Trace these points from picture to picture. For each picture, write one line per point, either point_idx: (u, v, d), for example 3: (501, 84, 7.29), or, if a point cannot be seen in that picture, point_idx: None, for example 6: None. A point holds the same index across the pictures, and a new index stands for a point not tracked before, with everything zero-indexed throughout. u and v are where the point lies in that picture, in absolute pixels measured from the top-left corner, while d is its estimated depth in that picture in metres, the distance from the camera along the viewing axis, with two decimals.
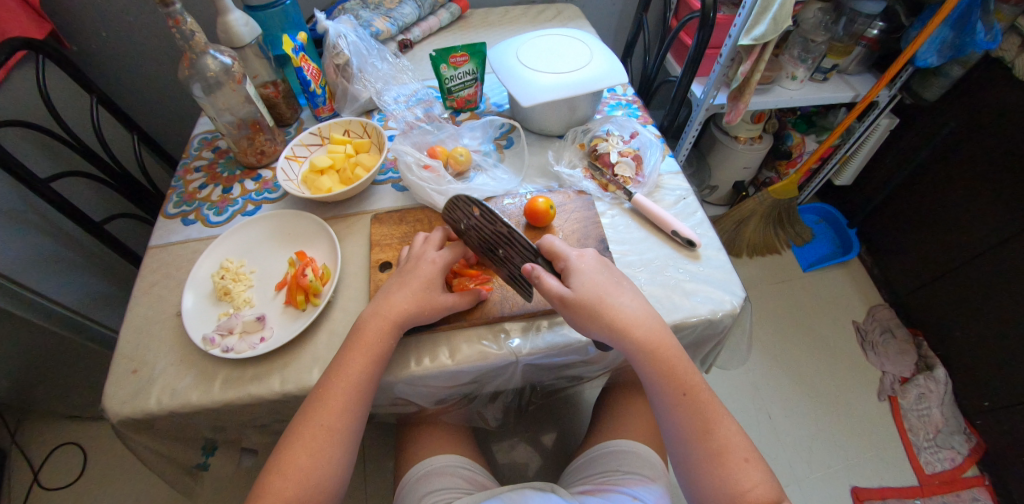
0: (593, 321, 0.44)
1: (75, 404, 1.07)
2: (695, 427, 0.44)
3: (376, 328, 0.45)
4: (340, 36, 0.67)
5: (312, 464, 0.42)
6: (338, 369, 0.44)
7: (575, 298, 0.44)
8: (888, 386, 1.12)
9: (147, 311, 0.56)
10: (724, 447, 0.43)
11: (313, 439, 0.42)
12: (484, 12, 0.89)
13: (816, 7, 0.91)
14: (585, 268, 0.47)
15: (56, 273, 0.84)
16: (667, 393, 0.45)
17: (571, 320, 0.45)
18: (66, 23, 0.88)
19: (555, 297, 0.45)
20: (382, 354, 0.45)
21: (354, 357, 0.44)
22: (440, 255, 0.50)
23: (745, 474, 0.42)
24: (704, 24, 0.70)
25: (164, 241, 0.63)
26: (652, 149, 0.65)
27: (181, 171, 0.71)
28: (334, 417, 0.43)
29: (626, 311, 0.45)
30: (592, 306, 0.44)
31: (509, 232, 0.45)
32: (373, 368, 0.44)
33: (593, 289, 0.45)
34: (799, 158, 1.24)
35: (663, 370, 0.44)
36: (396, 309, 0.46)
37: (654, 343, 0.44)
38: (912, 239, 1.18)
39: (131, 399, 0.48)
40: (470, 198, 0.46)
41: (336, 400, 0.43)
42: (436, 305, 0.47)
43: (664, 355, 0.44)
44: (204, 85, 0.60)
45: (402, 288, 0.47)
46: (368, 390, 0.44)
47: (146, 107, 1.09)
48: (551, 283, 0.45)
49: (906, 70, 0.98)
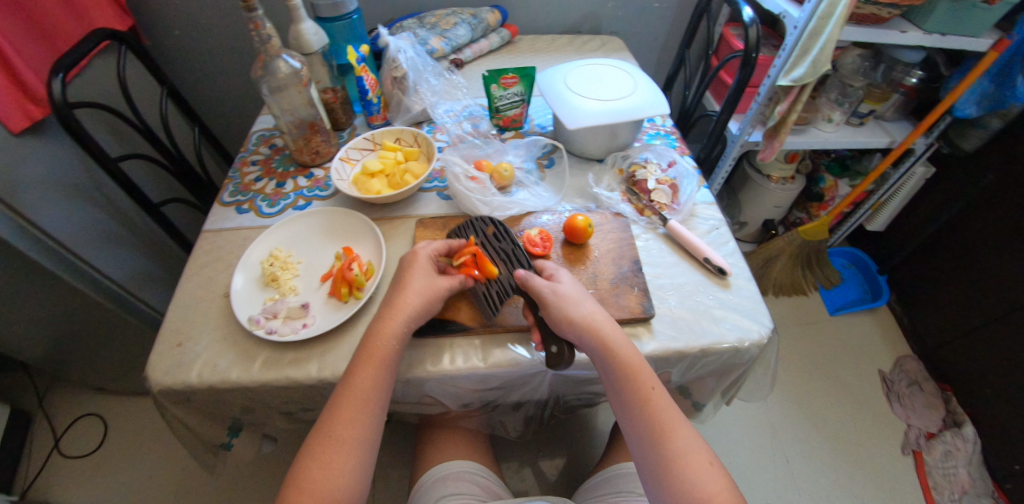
0: (575, 315, 0.46)
1: (105, 378, 1.11)
2: (655, 434, 0.44)
3: (382, 336, 0.46)
4: (399, 51, 0.72)
5: (322, 476, 0.42)
6: (347, 382, 0.45)
7: (562, 293, 0.48)
8: (912, 440, 1.09)
9: (196, 290, 0.60)
10: (688, 451, 0.43)
11: (324, 451, 0.43)
12: (532, 38, 0.93)
13: (856, 53, 0.93)
14: (568, 277, 0.51)
15: (111, 248, 0.90)
16: (635, 394, 0.45)
17: (549, 318, 0.48)
18: (145, 19, 0.95)
19: (542, 295, 0.48)
20: (387, 362, 0.46)
21: (364, 370, 0.45)
22: (429, 246, 0.54)
23: (709, 478, 0.42)
24: (746, 63, 0.72)
25: (217, 226, 0.67)
26: (688, 180, 0.67)
27: (239, 163, 0.76)
28: (343, 427, 0.44)
29: (599, 315, 0.47)
30: (572, 303, 0.47)
31: (514, 247, 0.55)
32: (380, 377, 0.45)
33: (576, 292, 0.49)
34: (831, 200, 1.23)
35: (630, 370, 0.45)
36: (401, 308, 0.47)
37: (623, 342, 0.46)
38: (946, 290, 1.15)
39: (174, 370, 0.52)
40: (492, 218, 0.58)
41: (348, 412, 0.44)
42: (437, 291, 0.50)
43: (632, 357, 0.46)
44: (272, 85, 0.65)
45: (402, 286, 0.49)
46: (377, 399, 0.45)
47: (207, 103, 1.16)
48: (539, 282, 0.49)
49: (944, 119, 0.98)
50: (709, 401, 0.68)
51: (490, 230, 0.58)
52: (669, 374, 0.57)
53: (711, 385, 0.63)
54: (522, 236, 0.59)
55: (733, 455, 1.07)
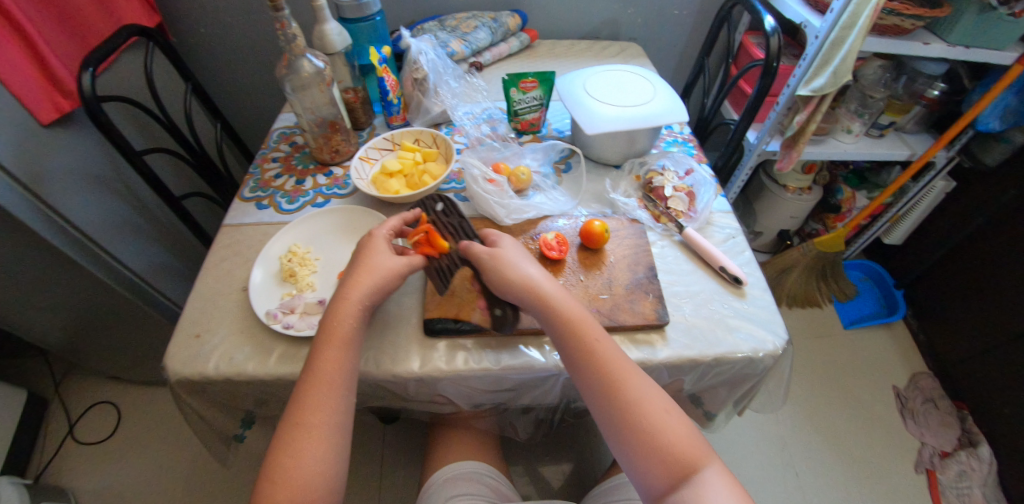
0: (512, 274, 0.49)
1: (120, 367, 1.13)
2: (606, 384, 0.44)
3: (341, 315, 0.47)
4: (420, 53, 0.73)
5: (296, 464, 0.41)
6: (311, 366, 0.45)
7: (498, 254, 0.50)
8: (926, 458, 1.07)
9: (215, 283, 0.61)
10: (642, 397, 0.43)
11: (295, 439, 0.42)
12: (551, 43, 0.94)
13: (878, 64, 0.92)
14: (511, 242, 0.53)
15: (133, 240, 0.91)
16: (577, 348, 0.45)
17: (490, 280, 0.50)
18: (173, 17, 0.98)
19: (483, 258, 0.50)
20: (349, 339, 0.46)
21: (326, 351, 0.45)
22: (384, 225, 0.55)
23: (664, 422, 0.42)
24: (767, 72, 0.72)
25: (237, 221, 0.69)
26: (706, 188, 0.66)
27: (259, 160, 0.78)
28: (314, 411, 0.43)
29: (536, 274, 0.49)
30: (509, 263, 0.49)
31: (460, 220, 0.57)
32: (345, 355, 0.46)
33: (514, 254, 0.51)
34: (848, 212, 1.22)
35: (570, 324, 0.46)
36: (354, 289, 0.48)
37: (561, 296, 0.48)
38: (965, 307, 1.13)
39: (192, 361, 0.53)
40: (439, 194, 0.59)
41: (316, 395, 0.44)
42: (389, 269, 0.50)
43: (571, 310, 0.47)
44: (295, 84, 0.66)
45: (355, 269, 0.50)
46: (344, 378, 0.45)
47: (229, 100, 1.18)
48: (478, 248, 0.51)
49: (966, 133, 0.97)
50: (721, 411, 0.67)
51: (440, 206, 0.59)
52: (682, 382, 0.56)
53: (724, 395, 0.62)
54: (539, 240, 0.59)
55: (743, 468, 1.06)
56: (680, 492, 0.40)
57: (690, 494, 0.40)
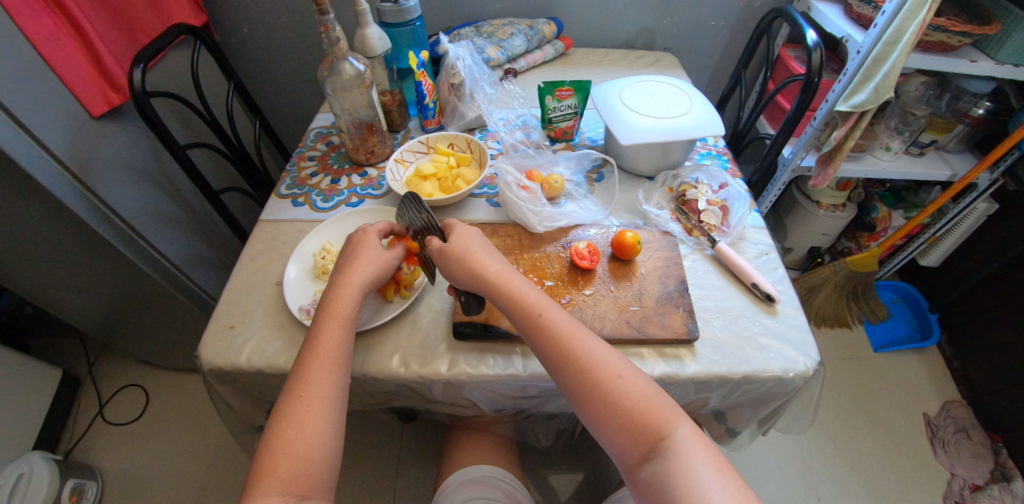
0: (457, 260, 0.50)
1: (151, 352, 1.18)
2: (557, 358, 0.44)
3: (342, 297, 0.49)
4: (458, 58, 0.74)
5: (297, 437, 0.41)
6: (313, 342, 0.46)
7: (448, 245, 0.51)
8: (956, 490, 1.03)
9: (250, 277, 0.63)
10: (594, 366, 0.43)
11: (297, 410, 0.43)
12: (586, 51, 0.94)
13: (920, 81, 0.90)
14: (463, 229, 0.54)
15: (171, 230, 0.95)
16: (527, 328, 0.47)
17: (444, 270, 0.51)
18: (219, 17, 1.01)
19: (435, 249, 0.51)
20: (349, 321, 0.48)
21: (329, 329, 0.47)
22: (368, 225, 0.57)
23: (619, 388, 0.42)
24: (807, 87, 0.70)
25: (274, 217, 0.71)
26: (739, 202, 0.66)
27: (297, 158, 0.80)
28: (315, 385, 0.44)
29: (483, 258, 0.50)
30: (455, 251, 0.50)
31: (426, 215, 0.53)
32: (345, 334, 0.48)
33: (462, 241, 0.52)
34: (883, 232, 1.18)
35: (517, 305, 0.47)
36: (354, 275, 0.51)
37: (506, 278, 0.49)
38: (1005, 335, 1.09)
39: (226, 351, 0.55)
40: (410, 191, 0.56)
41: (319, 368, 0.45)
42: (385, 262, 0.53)
43: (515, 291, 0.48)
44: (335, 85, 0.68)
45: (353, 260, 0.52)
46: (343, 357, 0.47)
47: (267, 98, 1.22)
48: (432, 239, 0.52)
49: (1012, 154, 0.93)
50: (745, 429, 0.66)
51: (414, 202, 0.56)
52: (708, 399, 0.56)
53: (749, 414, 0.61)
54: (570, 249, 0.59)
55: (763, 489, 1.04)
56: (651, 460, 0.40)
57: (660, 461, 0.39)
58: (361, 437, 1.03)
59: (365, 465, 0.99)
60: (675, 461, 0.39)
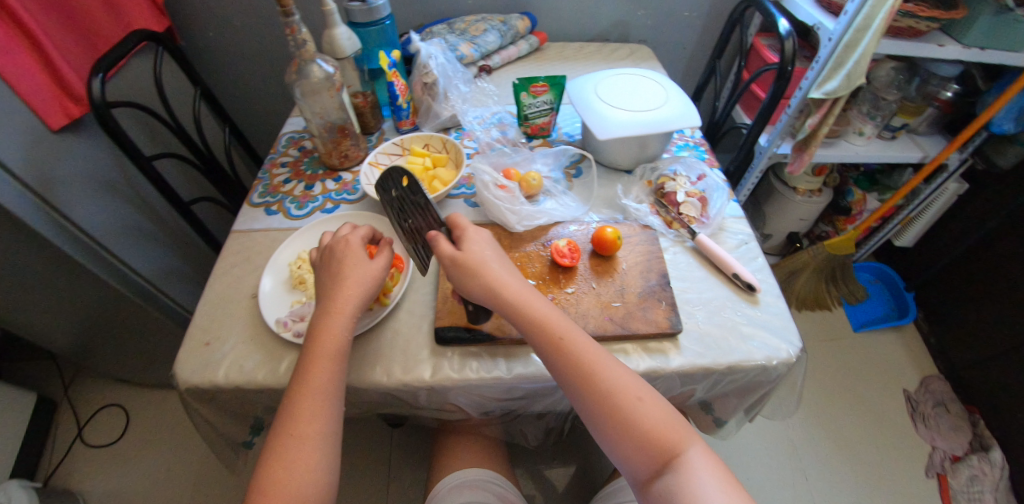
0: (473, 276, 0.46)
1: (128, 369, 1.14)
2: (578, 379, 0.43)
3: (331, 328, 0.47)
4: (430, 57, 0.72)
5: (289, 476, 0.41)
6: (303, 376, 0.45)
7: (462, 255, 0.46)
8: (937, 463, 1.06)
9: (224, 290, 0.61)
10: (615, 389, 0.42)
11: (288, 450, 0.42)
12: (560, 46, 0.93)
13: (890, 66, 0.92)
14: (478, 235, 0.49)
15: (141, 245, 0.92)
16: (545, 349, 0.44)
17: (457, 280, 0.47)
18: (182, 20, 0.97)
19: (447, 258, 0.47)
20: (341, 353, 0.46)
21: (317, 365, 0.45)
22: (355, 234, 0.53)
23: (640, 411, 0.41)
24: (781, 76, 0.71)
25: (246, 227, 0.69)
26: (718, 193, 0.66)
27: (268, 165, 0.78)
28: (306, 424, 0.43)
29: (501, 272, 0.47)
30: (470, 264, 0.46)
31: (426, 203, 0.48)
32: (336, 368, 0.46)
33: (478, 250, 0.47)
34: (858, 215, 1.20)
35: (537, 327, 0.44)
36: (343, 301, 0.48)
37: (525, 299, 0.46)
38: (978, 310, 1.12)
39: (203, 368, 0.53)
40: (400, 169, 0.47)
41: (309, 406, 0.43)
42: (371, 277, 0.50)
43: (537, 311, 0.45)
44: (304, 89, 0.66)
45: (338, 280, 0.49)
46: (335, 392, 0.45)
47: (237, 104, 1.18)
48: (443, 245, 0.47)
49: (979, 135, 0.96)
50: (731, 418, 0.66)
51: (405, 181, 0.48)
52: (694, 391, 0.56)
53: (734, 403, 0.62)
54: (550, 247, 0.59)
55: (752, 473, 1.05)
56: (663, 475, 0.40)
57: (673, 475, 0.40)
58: (349, 446, 1.01)
59: (355, 473, 0.98)
60: (686, 479, 0.39)
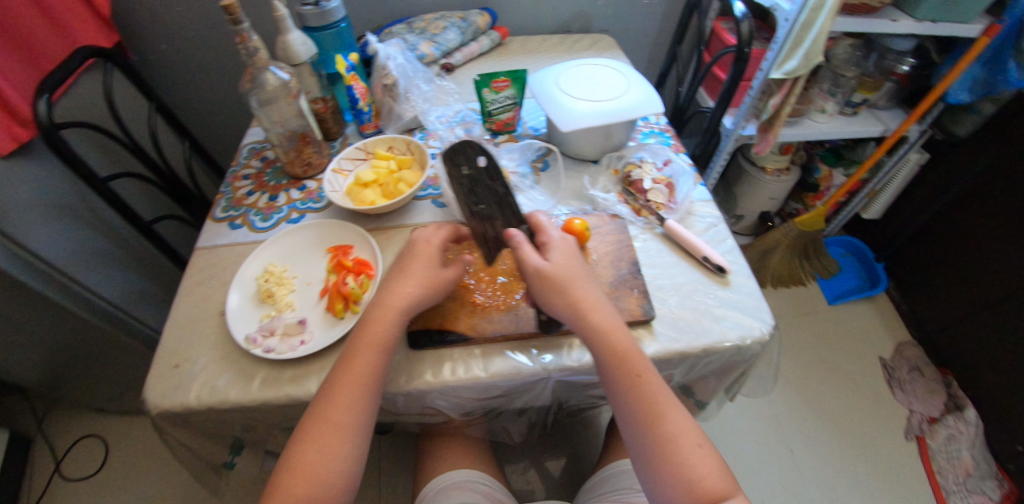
0: (558, 295, 0.46)
1: (103, 398, 1.10)
2: (644, 414, 0.43)
3: (380, 319, 0.46)
4: (388, 58, 0.70)
5: (318, 460, 0.42)
6: (346, 364, 0.45)
7: (551, 268, 0.47)
8: (916, 426, 1.10)
9: (191, 310, 0.59)
10: (678, 433, 0.42)
11: (323, 435, 0.43)
12: (523, 39, 0.92)
13: (848, 43, 0.93)
14: (562, 246, 0.49)
15: (104, 269, 0.88)
16: (618, 380, 0.44)
17: (538, 294, 0.47)
18: (130, 33, 0.93)
19: (532, 268, 0.47)
20: (387, 348, 0.46)
21: (362, 355, 0.45)
22: (434, 234, 0.52)
23: (699, 460, 0.41)
24: (739, 58, 0.72)
25: (210, 243, 0.67)
26: (684, 178, 0.66)
27: (230, 178, 0.75)
28: (342, 413, 0.43)
29: (589, 295, 0.47)
30: (559, 283, 0.46)
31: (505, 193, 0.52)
32: (379, 362, 0.45)
33: (567, 268, 0.47)
34: (826, 191, 1.24)
35: (618, 357, 0.44)
36: (402, 297, 0.48)
37: (609, 329, 0.45)
38: (945, 276, 1.16)
39: (173, 392, 0.51)
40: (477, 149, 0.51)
41: (348, 395, 0.44)
42: (439, 282, 0.50)
43: (621, 341, 0.45)
44: (260, 98, 0.64)
45: (403, 275, 0.49)
46: (376, 385, 0.45)
47: (196, 117, 1.14)
48: (530, 254, 0.48)
49: (937, 106, 0.98)
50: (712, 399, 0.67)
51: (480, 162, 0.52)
52: (672, 375, 0.56)
53: (714, 384, 0.63)
54: None
55: (740, 451, 1.07)
56: None
57: None
58: None
59: None
60: None
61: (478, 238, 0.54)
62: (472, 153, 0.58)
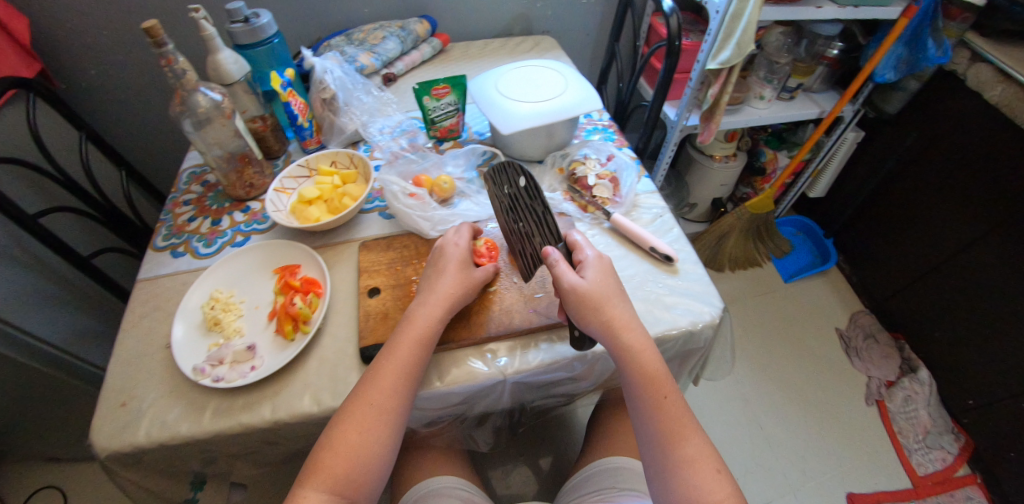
0: (594, 313, 0.46)
1: (55, 446, 1.03)
2: (665, 434, 0.44)
3: (424, 313, 0.48)
4: (325, 71, 0.70)
5: (360, 442, 0.42)
6: (392, 351, 0.45)
7: (587, 288, 0.47)
8: (874, 390, 1.15)
9: (135, 345, 0.55)
10: (696, 458, 0.43)
11: (364, 419, 0.42)
12: (465, 45, 0.94)
13: (778, 31, 0.98)
14: (598, 265, 0.50)
15: (40, 311, 0.83)
16: (646, 399, 0.45)
17: (573, 312, 0.47)
18: (54, 61, 0.89)
19: (568, 285, 0.47)
20: (428, 340, 0.47)
21: (404, 345, 0.46)
22: (461, 237, 0.55)
23: (713, 484, 0.42)
24: (671, 52, 0.74)
25: (152, 274, 0.63)
26: (628, 171, 0.68)
27: (169, 205, 0.72)
28: (384, 398, 0.43)
29: (624, 314, 0.47)
30: (595, 302, 0.46)
31: (545, 210, 0.53)
32: (421, 354, 0.46)
33: (603, 288, 0.48)
34: (772, 173, 1.29)
35: (648, 377, 0.45)
36: (444, 295, 0.49)
37: (640, 350, 0.46)
38: (888, 246, 1.22)
39: (119, 433, 0.47)
40: (523, 168, 0.55)
41: (390, 381, 0.44)
42: (473, 282, 0.51)
43: (651, 361, 0.45)
44: (194, 121, 0.61)
45: (441, 274, 0.51)
46: (416, 376, 0.45)
47: (133, 145, 1.10)
48: (566, 272, 0.47)
49: (867, 86, 1.04)
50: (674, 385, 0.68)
51: (522, 182, 0.56)
52: None
53: (674, 370, 0.64)
54: None
55: (714, 433, 1.10)
56: None
57: None
58: None
59: None
60: None
61: (517, 254, 0.55)
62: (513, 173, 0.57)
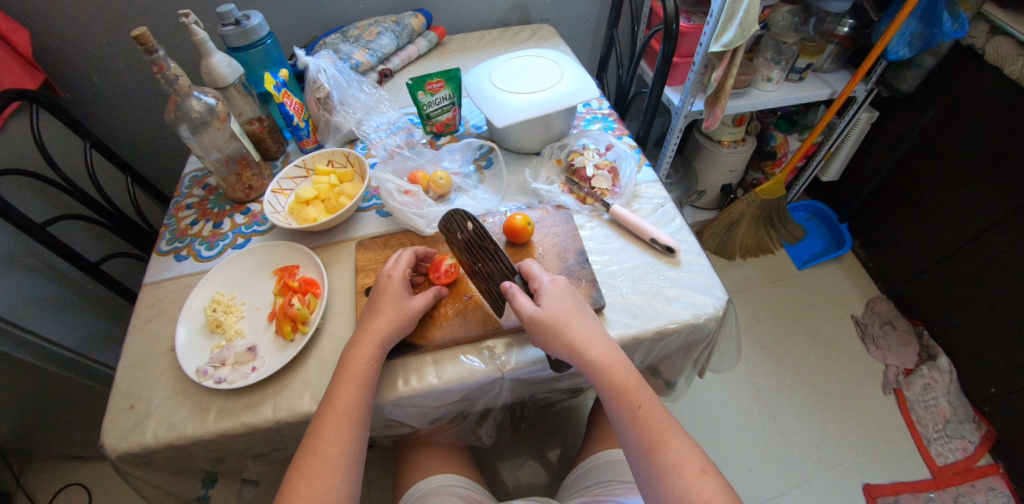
0: (555, 340, 0.45)
1: (76, 445, 1.06)
2: (647, 443, 0.43)
3: (357, 354, 0.46)
4: (320, 71, 0.70)
5: (311, 493, 0.41)
6: (330, 397, 0.44)
7: (543, 315, 0.45)
8: (892, 378, 1.12)
9: (142, 347, 0.55)
10: (681, 460, 0.42)
11: (311, 468, 0.42)
12: (461, 37, 0.93)
13: (785, 10, 0.93)
14: (554, 290, 0.48)
15: (53, 315, 0.85)
16: (621, 412, 0.44)
17: (537, 340, 0.46)
18: (58, 71, 0.90)
19: (526, 317, 0.45)
20: (367, 379, 0.46)
21: (345, 387, 0.44)
22: (398, 266, 0.52)
23: (701, 486, 0.41)
24: (669, 35, 0.73)
25: (157, 278, 0.63)
26: (628, 161, 0.67)
27: (172, 209, 0.73)
28: (330, 443, 0.43)
29: (585, 332, 0.45)
30: (552, 326, 0.45)
31: (495, 248, 0.50)
32: (362, 395, 0.45)
33: (560, 311, 0.46)
34: (783, 157, 1.25)
35: (620, 390, 0.44)
36: (373, 331, 0.47)
37: (609, 365, 0.44)
38: (904, 229, 1.18)
39: (129, 434, 0.47)
40: (467, 213, 0.52)
41: (333, 426, 0.43)
42: (408, 314, 0.49)
43: (621, 374, 0.44)
44: (190, 125, 0.62)
45: (375, 310, 0.49)
46: (360, 416, 0.44)
47: (138, 150, 1.11)
48: (523, 302, 0.46)
49: (880, 63, 1.00)
50: (681, 377, 0.66)
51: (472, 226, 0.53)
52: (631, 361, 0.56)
53: (679, 362, 0.62)
54: None
55: (723, 423, 1.09)
56: None
57: None
58: None
59: None
60: None
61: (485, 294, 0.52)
62: (461, 219, 0.54)
